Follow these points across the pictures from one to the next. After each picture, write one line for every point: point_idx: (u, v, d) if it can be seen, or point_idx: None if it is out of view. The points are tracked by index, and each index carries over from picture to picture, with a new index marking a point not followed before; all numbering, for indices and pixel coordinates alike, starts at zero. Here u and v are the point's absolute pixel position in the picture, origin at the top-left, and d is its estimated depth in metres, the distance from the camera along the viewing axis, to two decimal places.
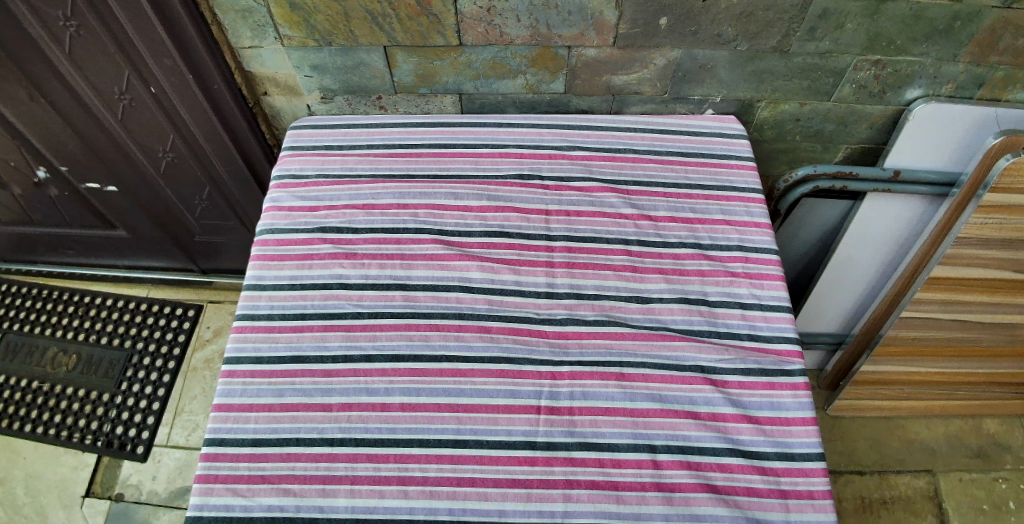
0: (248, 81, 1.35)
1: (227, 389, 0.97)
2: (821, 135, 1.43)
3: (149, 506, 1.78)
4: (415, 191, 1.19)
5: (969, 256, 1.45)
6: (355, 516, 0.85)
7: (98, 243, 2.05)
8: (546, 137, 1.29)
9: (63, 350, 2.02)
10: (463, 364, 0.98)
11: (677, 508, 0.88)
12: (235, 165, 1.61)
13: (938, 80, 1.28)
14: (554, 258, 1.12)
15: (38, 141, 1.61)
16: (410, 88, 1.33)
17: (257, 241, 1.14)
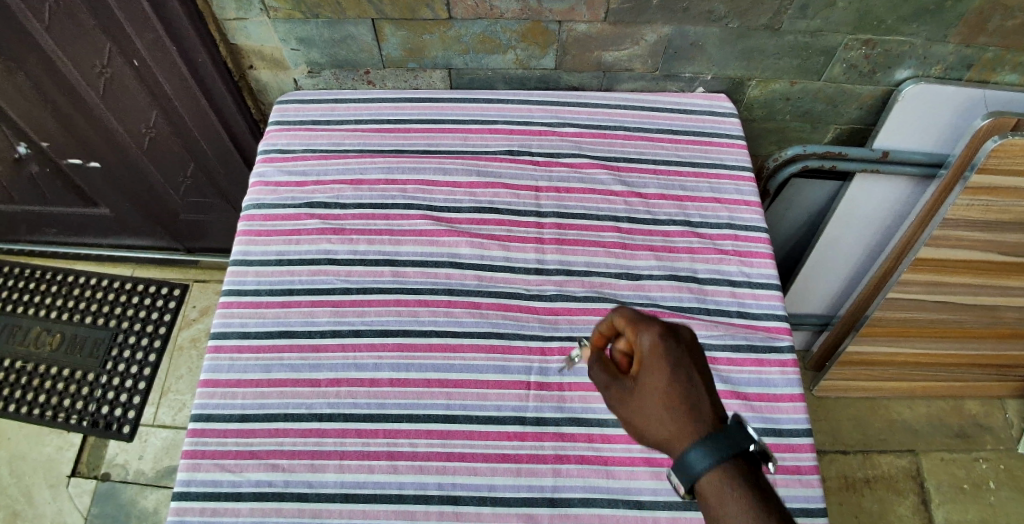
0: (233, 54, 1.33)
1: (214, 364, 0.96)
2: (811, 115, 1.44)
3: (136, 485, 1.77)
4: (403, 166, 1.18)
5: (955, 238, 1.46)
6: (344, 491, 0.86)
7: (81, 222, 2.01)
8: (536, 113, 1.28)
9: (47, 330, 1.99)
10: (452, 339, 0.98)
11: (665, 482, 0.88)
12: (220, 141, 1.58)
13: (927, 61, 1.28)
14: (543, 234, 1.11)
15: (16, 115, 1.57)
16: (399, 62, 1.31)
17: (242, 216, 1.12)
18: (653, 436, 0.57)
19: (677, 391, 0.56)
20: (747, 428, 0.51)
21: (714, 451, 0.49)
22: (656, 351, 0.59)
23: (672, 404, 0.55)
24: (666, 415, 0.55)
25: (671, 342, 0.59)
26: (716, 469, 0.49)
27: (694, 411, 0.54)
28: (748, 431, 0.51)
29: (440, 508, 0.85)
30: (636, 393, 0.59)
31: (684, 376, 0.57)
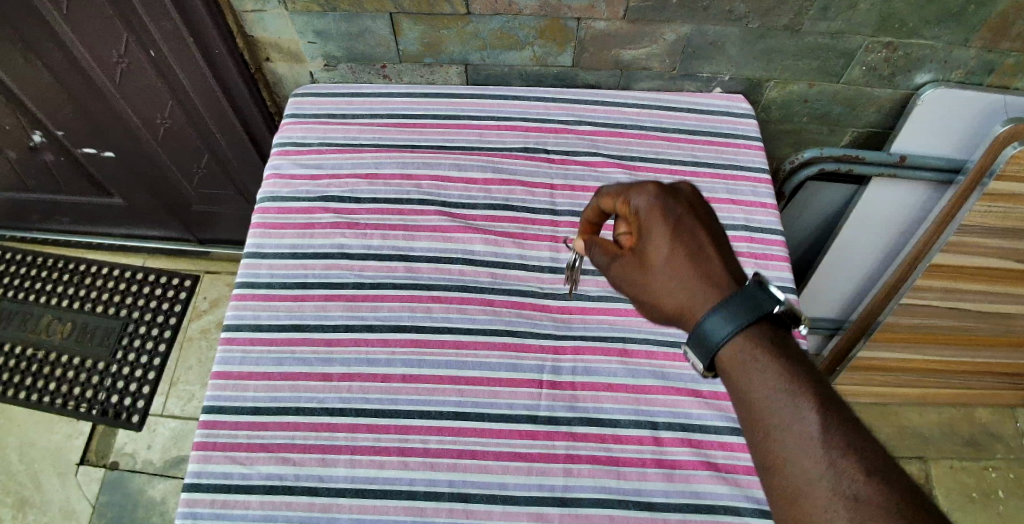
0: (250, 46, 1.33)
1: (226, 356, 0.96)
2: (828, 117, 1.42)
3: (144, 475, 1.78)
4: (418, 161, 1.17)
5: (970, 245, 1.45)
6: (355, 486, 0.85)
7: (93, 211, 2.02)
8: (552, 110, 1.27)
9: (58, 318, 2.00)
10: (466, 335, 0.98)
11: (677, 484, 0.88)
12: (234, 133, 1.58)
13: (948, 65, 1.26)
14: (558, 232, 1.11)
15: (33, 104, 1.57)
16: (416, 57, 1.31)
17: (257, 208, 1.12)
18: (655, 277, 0.69)
19: (682, 251, 0.68)
20: (770, 289, 0.62)
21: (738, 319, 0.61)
22: (654, 207, 0.70)
23: (681, 265, 0.67)
24: (677, 276, 0.67)
25: (666, 198, 0.71)
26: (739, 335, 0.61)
27: (696, 259, 0.67)
28: (771, 293, 0.61)
29: (450, 505, 0.85)
30: (642, 264, 0.70)
31: (680, 226, 0.69)
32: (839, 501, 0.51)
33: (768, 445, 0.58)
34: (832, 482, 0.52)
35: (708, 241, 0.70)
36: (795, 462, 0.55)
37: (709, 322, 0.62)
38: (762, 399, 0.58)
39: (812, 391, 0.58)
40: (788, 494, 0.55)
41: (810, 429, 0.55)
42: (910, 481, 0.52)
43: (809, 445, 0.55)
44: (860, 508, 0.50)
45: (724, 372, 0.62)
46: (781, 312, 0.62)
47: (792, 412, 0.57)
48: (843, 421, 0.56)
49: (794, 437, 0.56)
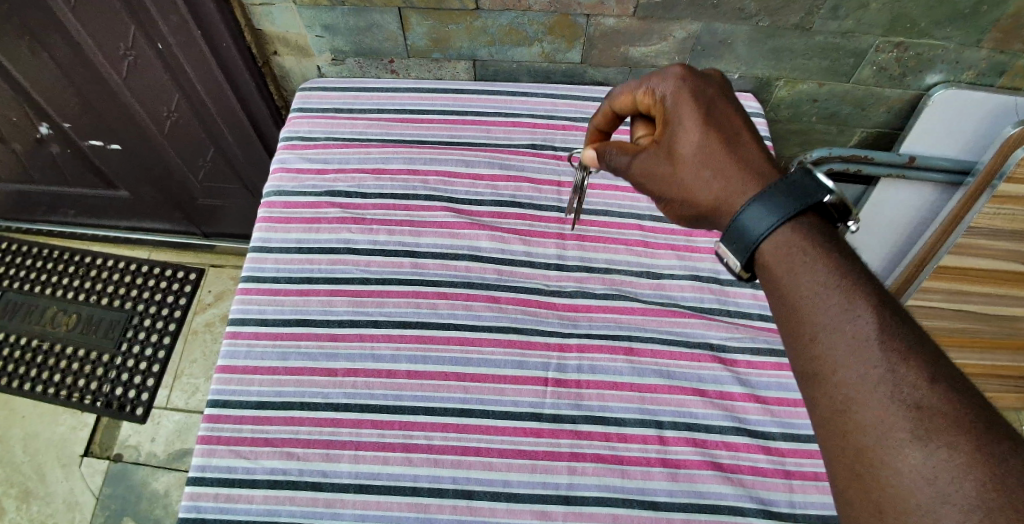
0: (259, 39, 1.34)
1: (231, 350, 0.96)
2: (837, 118, 1.41)
3: (148, 467, 1.79)
4: (425, 156, 1.17)
5: (978, 247, 1.44)
6: (359, 481, 0.85)
7: (99, 204, 2.02)
8: (560, 107, 1.26)
9: (63, 310, 2.00)
10: (471, 332, 0.97)
11: (681, 484, 0.88)
12: (241, 127, 1.58)
13: (959, 66, 1.25)
14: (565, 230, 1.11)
15: (40, 96, 1.57)
16: (423, 52, 1.30)
17: (263, 202, 1.12)
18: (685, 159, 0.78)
19: (708, 132, 0.77)
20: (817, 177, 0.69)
21: (787, 207, 0.68)
22: (680, 93, 0.79)
23: (709, 144, 0.77)
24: (706, 158, 0.76)
25: (689, 83, 0.80)
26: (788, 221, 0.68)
27: (720, 141, 0.77)
28: (820, 181, 0.68)
29: (454, 502, 0.84)
30: (672, 154, 0.79)
31: (704, 108, 0.79)
32: (898, 402, 0.57)
33: (820, 346, 0.63)
34: (892, 386, 0.58)
35: (731, 124, 0.80)
36: (851, 364, 0.61)
37: (751, 214, 0.70)
38: (817, 304, 0.65)
39: (873, 300, 0.63)
40: (840, 392, 0.61)
41: (868, 334, 0.61)
42: (961, 380, 0.58)
43: (861, 346, 0.61)
44: (920, 411, 0.56)
45: (764, 267, 0.70)
46: (828, 202, 0.69)
47: (849, 316, 0.62)
48: (897, 321, 0.62)
49: (851, 342, 0.61)
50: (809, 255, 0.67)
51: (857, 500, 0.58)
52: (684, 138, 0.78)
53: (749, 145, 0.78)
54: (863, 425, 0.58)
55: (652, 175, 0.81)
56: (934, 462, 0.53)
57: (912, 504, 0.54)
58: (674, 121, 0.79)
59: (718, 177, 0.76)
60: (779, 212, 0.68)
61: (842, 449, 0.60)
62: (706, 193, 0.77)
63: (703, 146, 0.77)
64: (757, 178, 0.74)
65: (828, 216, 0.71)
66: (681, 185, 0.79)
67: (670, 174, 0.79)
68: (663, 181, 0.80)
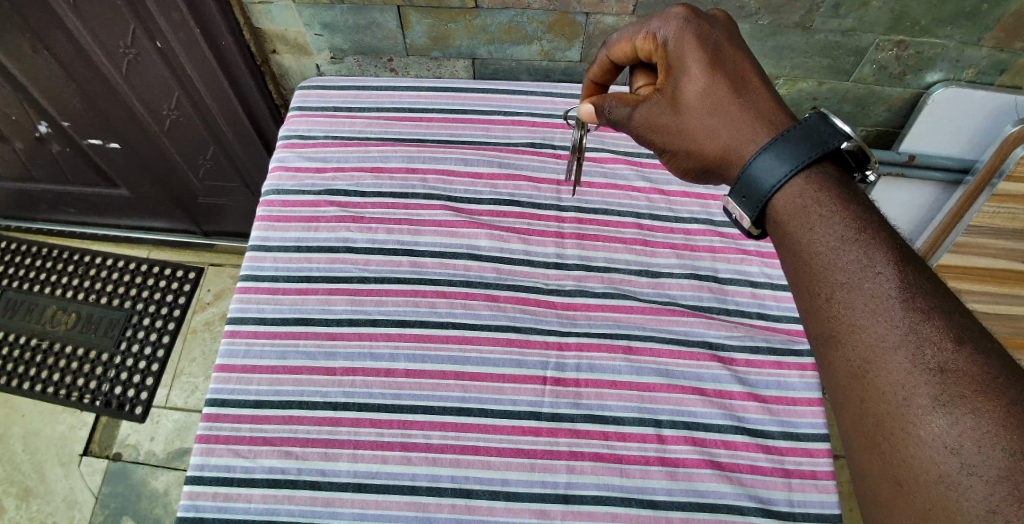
0: (258, 38, 1.34)
1: (230, 349, 0.96)
2: (837, 116, 1.41)
3: (148, 466, 1.79)
4: (424, 155, 1.17)
5: (977, 245, 1.44)
6: (357, 480, 0.85)
7: (99, 202, 2.02)
8: (560, 106, 1.26)
9: (62, 308, 2.00)
10: (470, 331, 0.97)
11: (680, 483, 0.88)
12: (241, 126, 1.59)
13: (960, 65, 1.25)
14: (564, 228, 1.10)
15: (40, 94, 1.57)
16: (423, 51, 1.30)
17: (262, 200, 1.12)
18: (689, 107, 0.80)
19: (712, 80, 0.79)
20: (832, 122, 0.72)
21: (801, 154, 0.71)
22: (684, 37, 0.80)
23: (713, 93, 0.79)
24: (710, 108, 0.79)
25: (694, 25, 0.80)
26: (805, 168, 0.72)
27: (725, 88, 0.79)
28: (836, 125, 0.71)
29: (452, 501, 0.84)
30: (675, 103, 0.81)
31: (709, 52, 0.80)
32: (921, 367, 0.58)
33: (842, 312, 0.65)
34: (914, 350, 0.59)
35: (734, 67, 0.81)
36: (872, 329, 0.62)
37: (765, 162, 0.73)
38: (837, 266, 0.67)
39: (896, 263, 0.64)
40: (861, 358, 0.62)
41: (890, 299, 0.62)
42: (991, 344, 0.58)
43: (882, 307, 0.62)
44: (945, 376, 0.56)
45: (778, 222, 0.73)
46: (843, 149, 0.72)
47: (871, 281, 0.64)
48: (922, 284, 0.62)
49: (873, 307, 0.63)
50: (827, 217, 0.69)
51: (878, 467, 0.60)
52: (689, 86, 0.80)
53: (753, 89, 0.80)
54: (886, 391, 0.59)
55: (656, 124, 0.82)
56: (957, 428, 0.54)
57: (933, 471, 0.54)
58: (678, 69, 0.81)
59: (725, 124, 0.78)
60: (793, 159, 0.71)
61: (863, 416, 0.61)
62: (711, 141, 0.79)
63: (708, 93, 0.79)
64: (762, 126, 0.77)
65: (844, 164, 0.74)
66: (686, 135, 0.81)
67: (676, 122, 0.81)
68: (668, 131, 0.82)
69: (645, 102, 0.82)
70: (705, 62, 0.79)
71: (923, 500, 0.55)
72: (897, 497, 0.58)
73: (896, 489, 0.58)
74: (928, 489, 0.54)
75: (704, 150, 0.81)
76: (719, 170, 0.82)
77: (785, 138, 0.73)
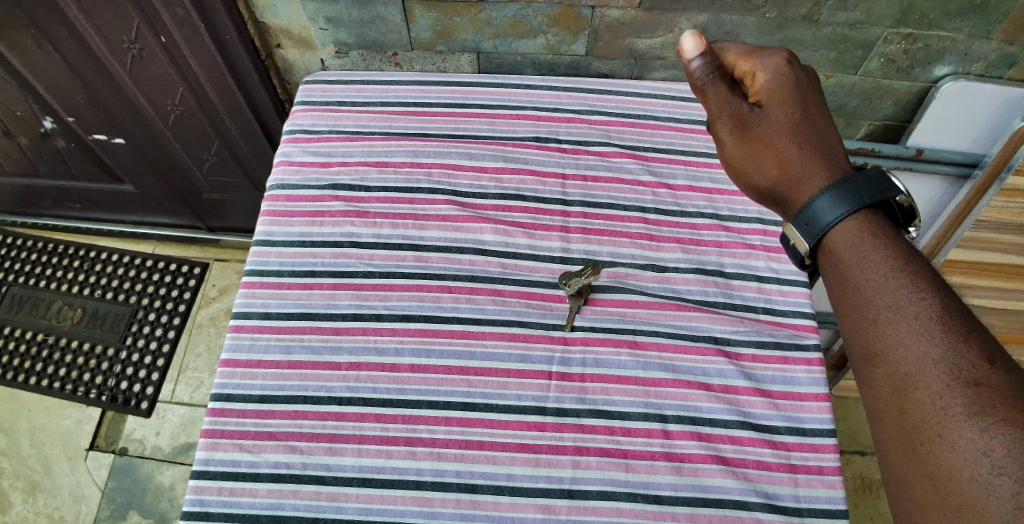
0: (262, 32, 1.33)
1: (234, 343, 0.96)
2: (844, 110, 1.40)
3: (153, 461, 1.80)
4: (429, 149, 1.16)
5: (986, 240, 1.42)
6: (361, 475, 0.85)
7: (105, 198, 2.03)
8: (565, 100, 1.26)
9: (68, 303, 2.01)
10: (475, 326, 0.97)
11: (686, 478, 0.87)
12: (245, 121, 1.59)
13: (968, 58, 1.24)
14: (569, 223, 1.10)
15: (45, 90, 1.57)
16: (427, 45, 1.30)
17: (267, 195, 1.12)
18: (775, 126, 0.77)
19: (797, 110, 0.78)
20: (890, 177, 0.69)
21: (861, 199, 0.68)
22: (780, 69, 0.80)
23: (795, 121, 0.78)
24: (791, 132, 0.77)
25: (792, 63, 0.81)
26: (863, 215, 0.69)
27: (807, 122, 0.78)
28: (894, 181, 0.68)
29: (457, 496, 0.84)
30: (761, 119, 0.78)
31: (799, 88, 0.80)
32: (957, 380, 0.56)
33: (879, 328, 0.64)
34: (952, 364, 0.57)
35: (818, 110, 0.80)
36: (908, 345, 0.61)
37: (824, 202, 0.70)
38: (881, 288, 0.65)
39: (938, 290, 0.63)
40: (897, 373, 0.61)
41: (931, 317, 0.61)
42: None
43: (922, 325, 0.61)
44: (978, 389, 0.55)
45: (827, 250, 0.70)
46: (898, 203, 0.69)
47: (911, 300, 0.63)
48: (962, 311, 0.62)
49: (910, 322, 0.62)
50: (871, 237, 0.68)
51: (913, 478, 0.57)
52: (775, 109, 0.78)
53: (831, 133, 0.79)
54: (919, 405, 0.58)
55: (739, 118, 0.78)
56: (989, 435, 0.52)
57: (965, 477, 0.52)
58: (769, 91, 0.79)
59: (804, 151, 0.75)
60: (852, 201, 0.68)
61: (897, 431, 0.60)
62: (785, 161, 0.76)
63: (794, 118, 0.78)
64: (831, 164, 0.75)
65: (895, 218, 0.72)
66: (763, 151, 0.78)
67: (756, 130, 0.78)
68: (747, 132, 0.78)
69: (737, 96, 0.79)
70: (800, 95, 0.80)
71: (956, 506, 0.52)
72: (928, 508, 0.55)
73: (928, 499, 0.55)
74: (960, 495, 0.52)
75: (771, 167, 0.77)
76: (774, 194, 0.78)
77: (844, 181, 0.70)
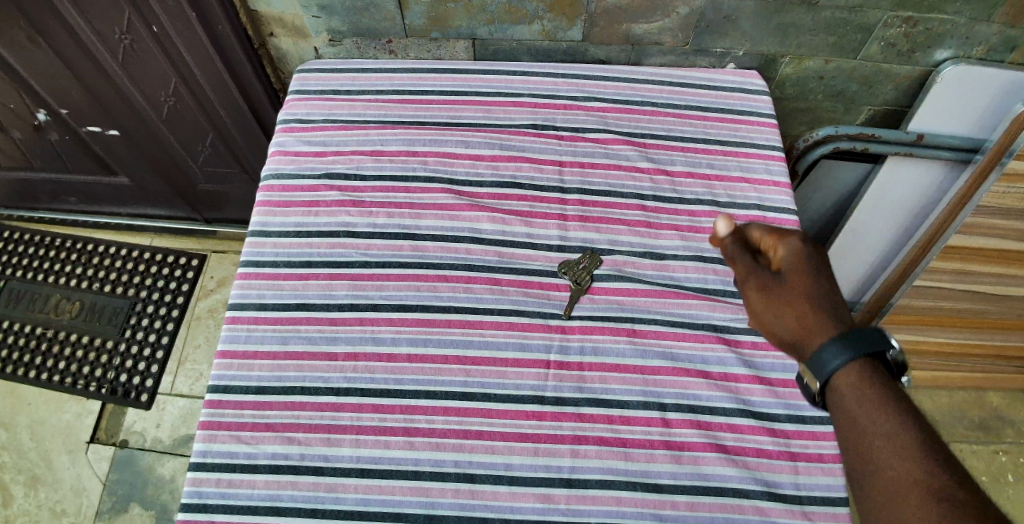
0: (254, 20, 1.30)
1: (231, 335, 0.96)
2: (844, 95, 1.39)
3: (154, 453, 1.80)
4: (425, 137, 1.15)
5: (987, 226, 1.41)
6: (359, 466, 0.85)
7: (101, 191, 2.02)
8: (561, 87, 1.25)
9: (66, 297, 2.01)
10: (472, 315, 0.97)
11: (686, 466, 0.87)
12: (240, 112, 1.58)
13: (969, 41, 1.22)
14: (567, 211, 1.09)
15: (38, 83, 1.56)
16: (422, 32, 1.28)
17: (262, 186, 1.11)
18: (793, 289, 0.71)
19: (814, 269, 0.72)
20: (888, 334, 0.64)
21: (861, 347, 0.63)
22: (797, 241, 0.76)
23: (812, 281, 0.71)
24: (810, 292, 0.70)
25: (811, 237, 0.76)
26: (867, 365, 0.63)
27: (829, 284, 0.71)
28: (889, 337, 0.64)
29: (456, 485, 0.84)
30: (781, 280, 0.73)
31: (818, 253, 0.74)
32: (934, 500, 0.54)
33: (865, 450, 0.61)
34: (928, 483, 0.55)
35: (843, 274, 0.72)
36: (890, 466, 0.58)
37: (825, 346, 0.65)
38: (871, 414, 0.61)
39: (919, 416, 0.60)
40: (883, 495, 0.58)
41: (911, 439, 0.58)
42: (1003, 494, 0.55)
43: (901, 447, 0.58)
44: (952, 509, 0.53)
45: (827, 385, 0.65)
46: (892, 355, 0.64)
47: (893, 423, 0.60)
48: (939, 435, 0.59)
49: (894, 447, 0.58)
50: (863, 365, 0.63)
51: None
52: (794, 267, 0.73)
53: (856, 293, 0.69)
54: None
55: (757, 282, 0.75)
56: None
57: None
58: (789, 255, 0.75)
59: (821, 309, 0.68)
60: (854, 347, 0.63)
61: None
62: (800, 319, 0.69)
63: (813, 278, 0.71)
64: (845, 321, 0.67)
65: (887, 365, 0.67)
66: (783, 311, 0.71)
67: (776, 292, 0.72)
68: (767, 293, 0.73)
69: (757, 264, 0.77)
70: (822, 259, 0.73)
71: None
72: None
73: None
74: None
75: (789, 322, 0.70)
76: (801, 352, 0.69)
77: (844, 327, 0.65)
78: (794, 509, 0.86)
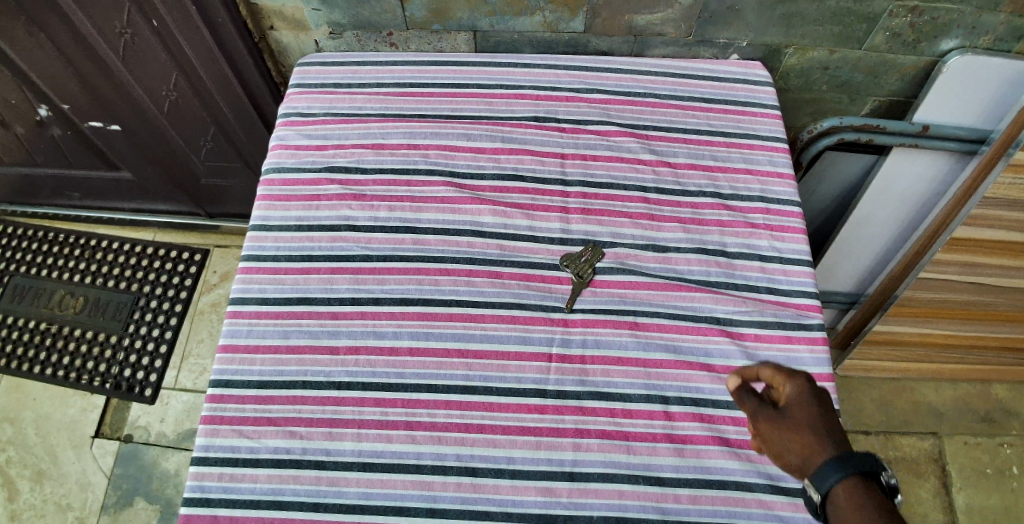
0: (254, 14, 1.29)
1: (233, 329, 0.96)
2: (849, 86, 1.38)
3: (158, 447, 1.81)
4: (426, 130, 1.15)
5: (993, 218, 1.40)
6: (362, 459, 0.85)
7: (103, 186, 2.02)
8: (563, 79, 1.24)
9: (70, 292, 2.01)
10: (474, 309, 0.96)
11: (688, 459, 0.87)
12: (241, 105, 1.57)
13: (976, 30, 1.20)
14: (569, 204, 1.08)
15: (39, 78, 1.56)
16: (422, 24, 1.27)
17: (263, 180, 1.11)
18: (790, 423, 0.61)
19: (810, 399, 0.62)
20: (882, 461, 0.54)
21: (847, 468, 0.53)
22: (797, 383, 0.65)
23: (808, 410, 0.61)
24: (809, 422, 0.60)
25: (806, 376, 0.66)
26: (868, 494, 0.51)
27: (825, 412, 0.61)
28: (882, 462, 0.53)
29: (457, 479, 0.84)
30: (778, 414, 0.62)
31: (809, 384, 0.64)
32: None
33: None
34: None
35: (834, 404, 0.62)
36: None
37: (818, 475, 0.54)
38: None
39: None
40: None
41: None
42: None
43: None
44: None
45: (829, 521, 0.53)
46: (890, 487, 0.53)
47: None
48: None
49: None
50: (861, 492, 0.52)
51: None
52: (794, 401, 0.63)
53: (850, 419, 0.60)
54: None
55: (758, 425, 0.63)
56: None
57: None
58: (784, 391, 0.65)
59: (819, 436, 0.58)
60: (844, 473, 0.53)
61: None
62: (801, 453, 0.58)
63: (807, 408, 0.61)
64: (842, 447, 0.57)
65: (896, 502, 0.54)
66: (787, 449, 0.60)
67: (773, 427, 0.62)
68: (768, 432, 0.62)
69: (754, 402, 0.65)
70: (811, 387, 0.64)
71: None
72: None
73: None
74: None
75: (794, 455, 0.59)
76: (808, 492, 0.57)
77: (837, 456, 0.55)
78: (798, 503, 0.86)
